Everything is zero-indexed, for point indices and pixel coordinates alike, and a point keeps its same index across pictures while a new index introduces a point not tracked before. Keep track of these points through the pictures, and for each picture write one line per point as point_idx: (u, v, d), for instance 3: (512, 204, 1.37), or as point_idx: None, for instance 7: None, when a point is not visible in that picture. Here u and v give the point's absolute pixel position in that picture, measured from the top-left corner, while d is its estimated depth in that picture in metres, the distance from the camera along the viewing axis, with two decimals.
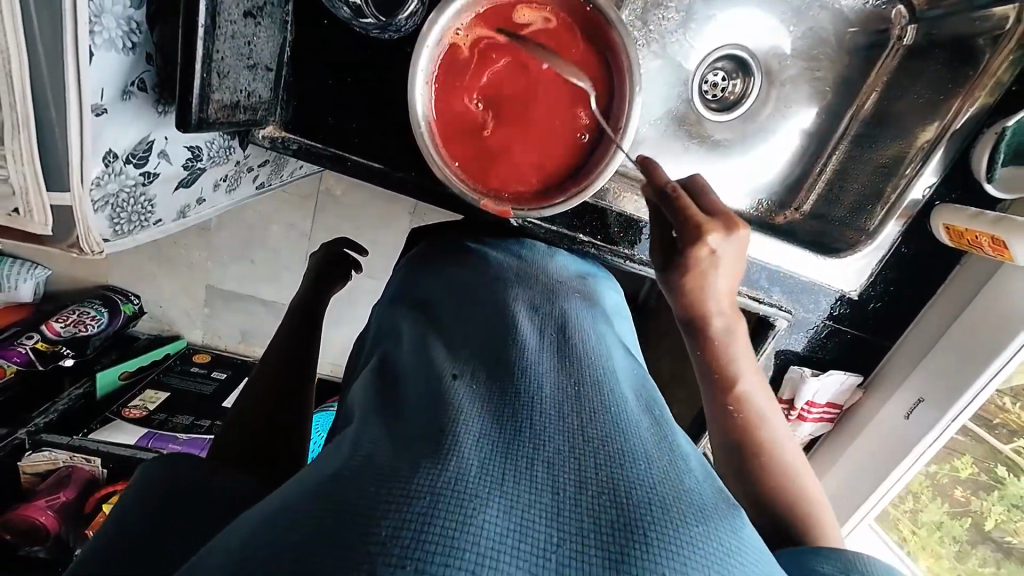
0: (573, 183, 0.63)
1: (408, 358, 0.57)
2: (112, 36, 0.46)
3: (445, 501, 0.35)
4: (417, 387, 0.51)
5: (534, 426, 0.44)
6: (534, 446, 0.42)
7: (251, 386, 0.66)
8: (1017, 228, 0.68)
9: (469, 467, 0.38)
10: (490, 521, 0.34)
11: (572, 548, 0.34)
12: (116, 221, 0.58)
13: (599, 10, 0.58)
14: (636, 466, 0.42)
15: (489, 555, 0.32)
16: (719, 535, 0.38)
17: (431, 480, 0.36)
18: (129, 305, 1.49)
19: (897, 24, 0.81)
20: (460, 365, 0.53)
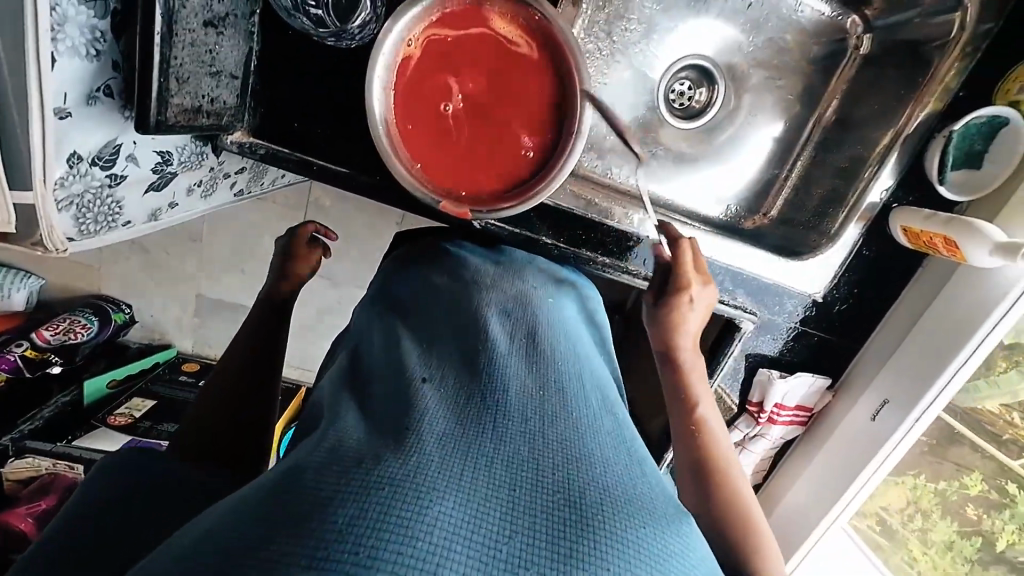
0: (529, 185, 0.64)
1: (379, 358, 0.57)
2: (76, 43, 0.49)
3: (403, 493, 0.36)
4: (385, 387, 0.52)
5: (497, 425, 0.45)
6: (495, 444, 0.43)
7: (213, 385, 0.67)
8: (969, 228, 0.69)
9: (429, 461, 0.39)
10: (445, 513, 0.35)
11: (524, 542, 0.35)
12: (82, 221, 0.60)
13: (548, 17, 0.60)
14: (593, 468, 0.43)
15: (441, 545, 0.33)
16: (664, 538, 0.39)
17: (390, 473, 0.37)
18: (120, 314, 1.49)
19: (852, 33, 0.83)
20: (428, 366, 0.53)
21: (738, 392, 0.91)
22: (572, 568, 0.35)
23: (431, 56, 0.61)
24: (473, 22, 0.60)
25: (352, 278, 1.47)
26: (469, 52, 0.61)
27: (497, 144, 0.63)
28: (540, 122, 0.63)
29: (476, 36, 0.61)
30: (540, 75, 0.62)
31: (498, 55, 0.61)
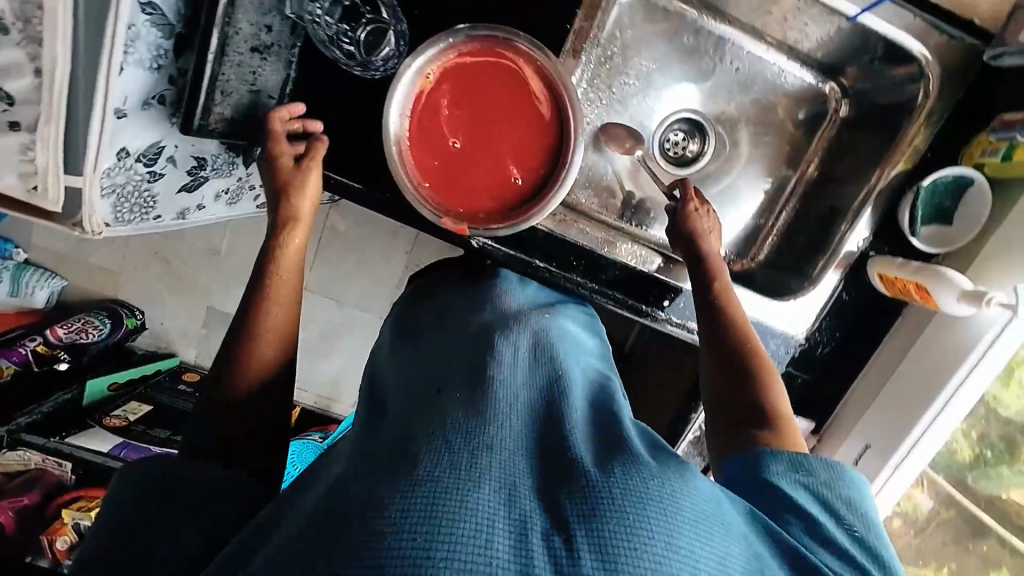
0: (524, 209, 0.70)
1: (399, 385, 0.61)
2: (142, 57, 0.58)
3: (443, 486, 0.40)
4: (403, 403, 0.56)
5: (512, 423, 0.50)
6: (514, 440, 0.48)
7: (203, 409, 0.57)
8: (938, 277, 0.73)
9: (459, 456, 0.44)
10: (483, 499, 0.40)
11: (554, 515, 0.41)
12: (119, 209, 0.67)
13: (552, 64, 0.67)
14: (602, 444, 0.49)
15: (486, 527, 0.38)
16: (674, 487, 0.44)
17: (427, 470, 0.42)
18: (132, 319, 1.55)
19: (832, 98, 0.91)
20: (442, 382, 0.57)
21: None
22: (599, 523, 0.40)
23: (445, 90, 0.68)
24: (483, 63, 0.68)
25: (359, 300, 1.53)
26: (479, 88, 0.68)
27: (498, 169, 0.68)
28: (537, 153, 0.69)
29: (486, 73, 0.68)
30: (541, 113, 0.69)
31: (507, 92, 0.68)
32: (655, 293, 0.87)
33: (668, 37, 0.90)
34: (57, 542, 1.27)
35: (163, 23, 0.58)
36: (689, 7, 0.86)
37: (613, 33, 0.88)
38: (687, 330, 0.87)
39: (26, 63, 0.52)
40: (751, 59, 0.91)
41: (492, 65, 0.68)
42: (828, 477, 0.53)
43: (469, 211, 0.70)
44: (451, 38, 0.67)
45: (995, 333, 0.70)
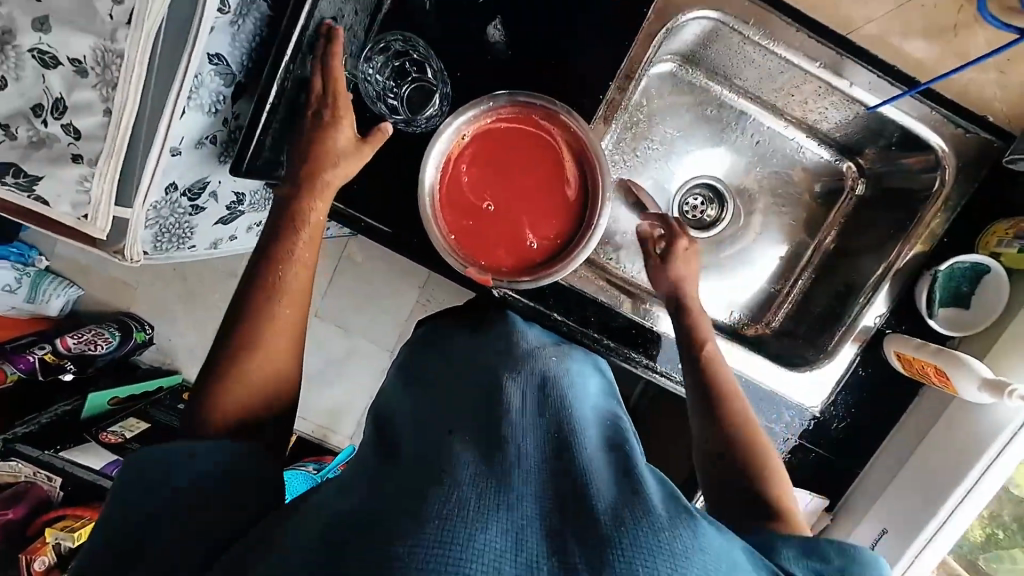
0: (549, 263, 0.72)
1: (406, 420, 0.61)
2: (203, 102, 0.62)
3: (453, 522, 0.41)
4: (414, 439, 0.56)
5: (520, 464, 0.50)
6: (523, 483, 0.48)
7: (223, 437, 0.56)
8: (957, 362, 0.73)
9: (468, 496, 0.45)
10: (491, 539, 0.41)
11: (560, 561, 0.41)
12: (159, 239, 0.69)
13: (582, 134, 0.70)
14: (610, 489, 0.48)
15: (492, 567, 0.39)
16: (681, 538, 0.43)
17: (437, 510, 0.42)
18: (141, 334, 1.55)
19: (849, 177, 0.94)
20: (453, 423, 0.57)
21: None
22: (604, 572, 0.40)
23: (479, 150, 0.71)
24: (518, 124, 0.71)
25: (369, 332, 1.54)
26: (512, 146, 0.71)
27: (526, 225, 0.71)
28: (563, 211, 0.72)
29: (520, 134, 0.71)
30: (569, 178, 0.71)
31: (538, 151, 0.71)
32: (667, 356, 0.87)
33: (691, 109, 0.95)
34: (34, 562, 1.21)
35: (226, 73, 0.63)
36: (713, 83, 0.92)
37: (640, 101, 0.93)
38: None
39: (98, 102, 0.55)
40: (772, 133, 0.95)
41: (525, 127, 0.71)
42: (841, 562, 0.50)
43: (495, 263, 0.72)
44: (490, 102, 0.70)
45: (1018, 426, 0.70)
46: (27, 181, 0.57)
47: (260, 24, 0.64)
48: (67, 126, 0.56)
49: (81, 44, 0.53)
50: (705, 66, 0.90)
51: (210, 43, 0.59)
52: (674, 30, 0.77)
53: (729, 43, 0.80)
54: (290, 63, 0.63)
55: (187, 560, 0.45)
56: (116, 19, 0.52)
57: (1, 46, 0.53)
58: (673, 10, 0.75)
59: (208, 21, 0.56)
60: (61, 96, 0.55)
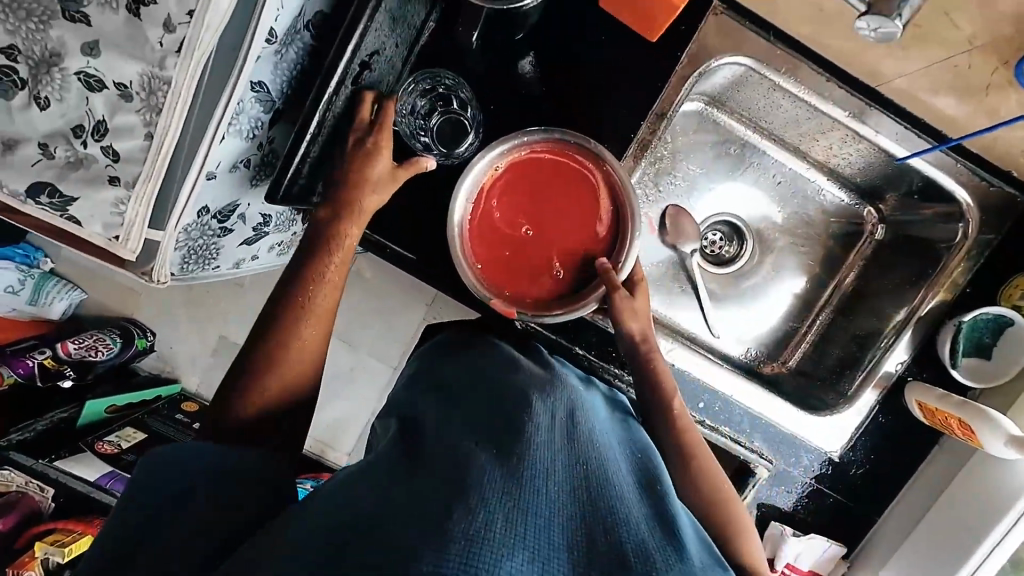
0: (574, 297, 0.71)
1: (432, 420, 0.60)
2: (242, 128, 0.62)
3: (479, 545, 0.40)
4: (437, 447, 0.53)
5: (548, 490, 0.48)
6: (550, 509, 0.46)
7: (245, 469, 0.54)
8: (982, 416, 0.72)
9: (495, 519, 0.43)
10: (516, 567, 0.40)
11: None
12: (186, 260, 0.70)
13: (615, 171, 0.69)
14: (639, 533, 0.47)
15: None
16: None
17: (463, 527, 0.41)
18: (142, 340, 1.48)
19: (868, 221, 0.95)
20: (477, 434, 0.55)
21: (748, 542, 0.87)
22: None
23: (511, 183, 0.70)
24: (550, 158, 0.71)
25: (376, 349, 1.52)
26: (543, 180, 0.70)
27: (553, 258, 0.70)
28: (591, 246, 0.71)
29: (551, 167, 0.70)
30: (601, 216, 0.71)
31: (569, 185, 0.70)
32: (687, 395, 0.86)
33: (715, 145, 0.95)
34: None
35: (266, 101, 0.63)
36: (737, 122, 0.93)
37: (665, 138, 0.94)
38: (719, 435, 0.84)
39: (141, 127, 0.55)
40: (794, 174, 0.96)
41: (557, 161, 0.70)
42: None
43: (520, 295, 0.71)
44: (525, 136, 0.70)
45: None
46: (60, 202, 0.57)
47: (303, 53, 0.64)
48: (106, 148, 0.56)
49: (129, 69, 0.53)
50: (731, 107, 0.91)
51: (255, 71, 0.59)
52: (707, 73, 0.78)
53: (759, 88, 0.81)
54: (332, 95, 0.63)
55: (187, 560, 0.46)
56: (166, 47, 0.52)
57: (48, 69, 0.53)
58: (706, 54, 0.76)
59: (255, 51, 0.56)
60: (103, 118, 0.55)
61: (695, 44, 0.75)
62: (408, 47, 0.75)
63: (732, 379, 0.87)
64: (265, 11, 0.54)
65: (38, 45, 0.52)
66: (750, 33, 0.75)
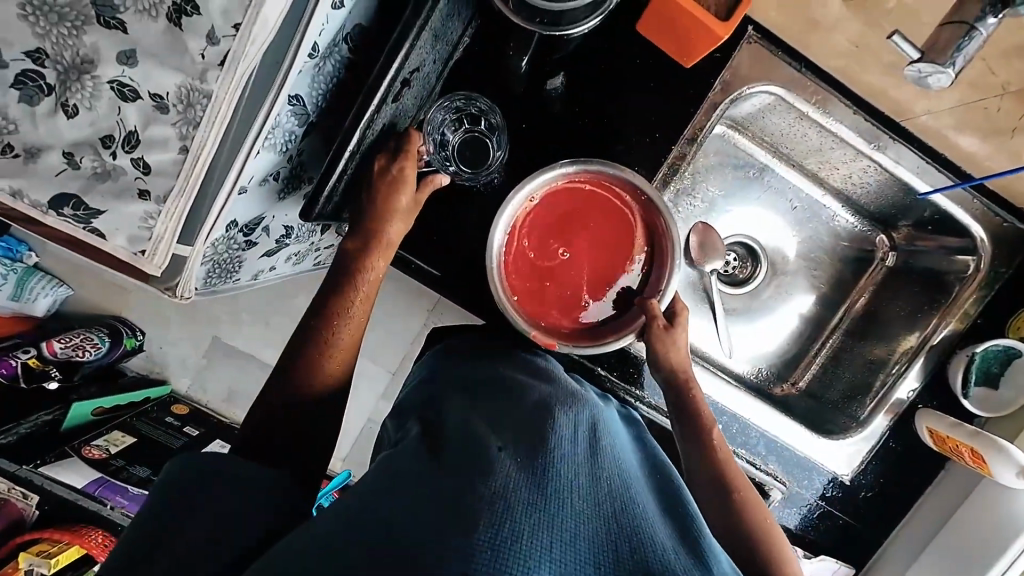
0: (616, 327, 0.71)
1: (453, 418, 0.58)
2: (278, 142, 0.60)
3: (505, 555, 0.40)
4: (460, 451, 0.52)
5: (573, 503, 0.48)
6: (575, 523, 0.46)
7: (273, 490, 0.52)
8: (994, 446, 0.75)
9: (522, 529, 0.43)
10: None
11: None
12: (210, 274, 0.69)
13: (654, 203, 0.68)
14: (663, 553, 0.47)
15: None
16: None
17: (489, 537, 0.41)
18: (131, 340, 1.37)
19: (880, 248, 0.96)
20: (501, 437, 0.54)
21: None
22: None
23: (547, 214, 0.69)
24: (587, 190, 0.69)
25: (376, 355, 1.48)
26: (582, 211, 0.69)
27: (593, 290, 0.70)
28: (630, 278, 0.71)
29: (590, 198, 0.69)
30: (637, 250, 0.70)
31: (607, 217, 0.69)
32: None
33: (732, 167, 0.95)
34: None
35: (302, 114, 0.62)
36: (757, 147, 0.93)
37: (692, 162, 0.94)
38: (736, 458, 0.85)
39: (175, 140, 0.53)
40: (810, 200, 0.97)
41: (594, 193, 0.69)
42: None
43: (559, 327, 0.71)
44: (562, 167, 0.68)
45: None
46: (85, 214, 0.55)
47: (341, 67, 0.64)
48: (136, 159, 0.53)
49: (167, 80, 0.51)
50: (753, 131, 0.91)
51: (295, 84, 0.58)
52: (739, 99, 0.79)
53: (786, 116, 0.82)
54: (374, 113, 0.62)
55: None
56: (208, 59, 0.50)
57: (79, 75, 0.50)
58: (739, 82, 0.77)
59: (297, 66, 0.55)
60: (135, 129, 0.53)
61: (728, 72, 0.77)
62: (442, 62, 0.75)
63: (749, 403, 0.88)
64: (310, 27, 0.53)
65: (68, 50, 0.49)
66: (781, 63, 0.77)
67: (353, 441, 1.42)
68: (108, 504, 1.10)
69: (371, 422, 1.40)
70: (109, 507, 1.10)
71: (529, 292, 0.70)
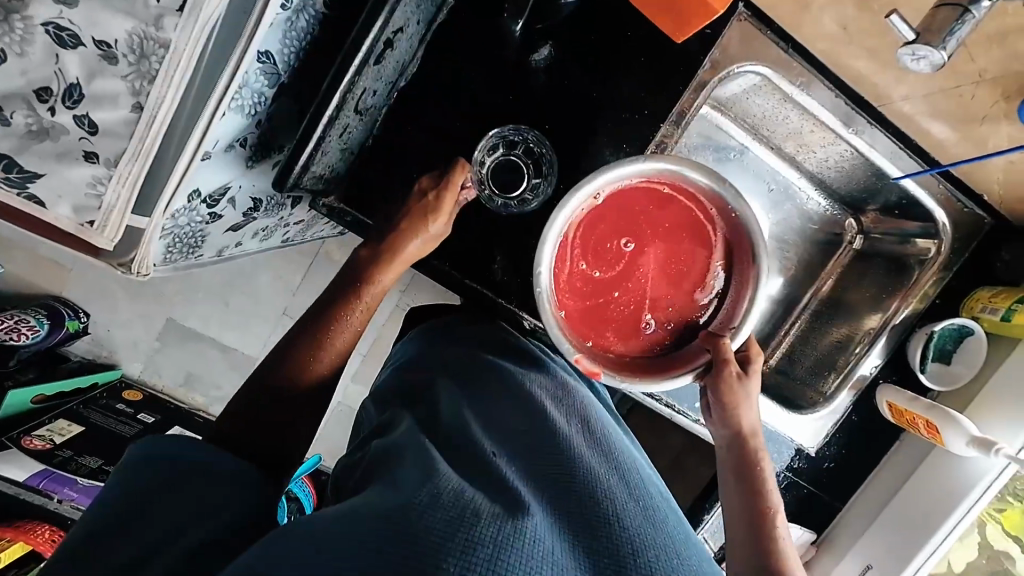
0: (676, 360, 0.65)
1: (448, 413, 0.58)
2: (245, 103, 0.57)
3: (508, 553, 0.40)
4: (456, 456, 0.52)
5: (574, 503, 0.48)
6: (574, 525, 0.46)
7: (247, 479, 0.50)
8: (947, 417, 0.80)
9: (525, 529, 0.42)
10: None
11: None
12: (170, 250, 0.67)
13: (746, 222, 0.61)
14: (664, 551, 0.46)
15: None
16: None
17: (491, 533, 0.41)
18: (74, 323, 1.25)
19: (848, 232, 0.99)
20: (494, 439, 0.54)
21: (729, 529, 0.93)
22: None
23: (611, 217, 0.63)
24: (662, 195, 0.63)
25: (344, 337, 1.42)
26: (651, 218, 0.63)
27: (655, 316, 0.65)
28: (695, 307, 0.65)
29: (662, 204, 0.63)
30: (710, 271, 0.64)
31: (682, 231, 0.63)
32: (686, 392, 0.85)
33: (715, 149, 0.95)
34: None
35: (271, 73, 0.58)
36: (737, 130, 0.93)
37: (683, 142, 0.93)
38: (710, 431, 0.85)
39: (127, 96, 0.47)
40: (785, 181, 0.98)
41: (670, 201, 0.63)
42: None
43: (608, 353, 0.65)
44: (641, 163, 0.60)
45: (994, 477, 0.78)
46: (20, 178, 0.48)
47: (313, 23, 0.60)
48: (80, 117, 0.47)
49: (115, 25, 0.44)
50: (734, 113, 0.91)
51: (265, 40, 0.53)
52: (727, 78, 0.79)
53: (770, 98, 0.83)
54: (354, 76, 0.59)
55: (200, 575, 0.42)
56: (163, 4, 0.44)
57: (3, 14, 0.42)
58: (729, 61, 0.77)
59: (268, 18, 0.50)
60: (77, 81, 0.46)
61: (718, 50, 0.76)
62: (424, 25, 0.75)
63: None
64: None
65: None
66: (770, 42, 0.77)
67: (326, 425, 1.37)
68: (54, 498, 1.03)
69: (341, 404, 1.35)
70: (55, 501, 1.03)
71: (582, 307, 0.64)
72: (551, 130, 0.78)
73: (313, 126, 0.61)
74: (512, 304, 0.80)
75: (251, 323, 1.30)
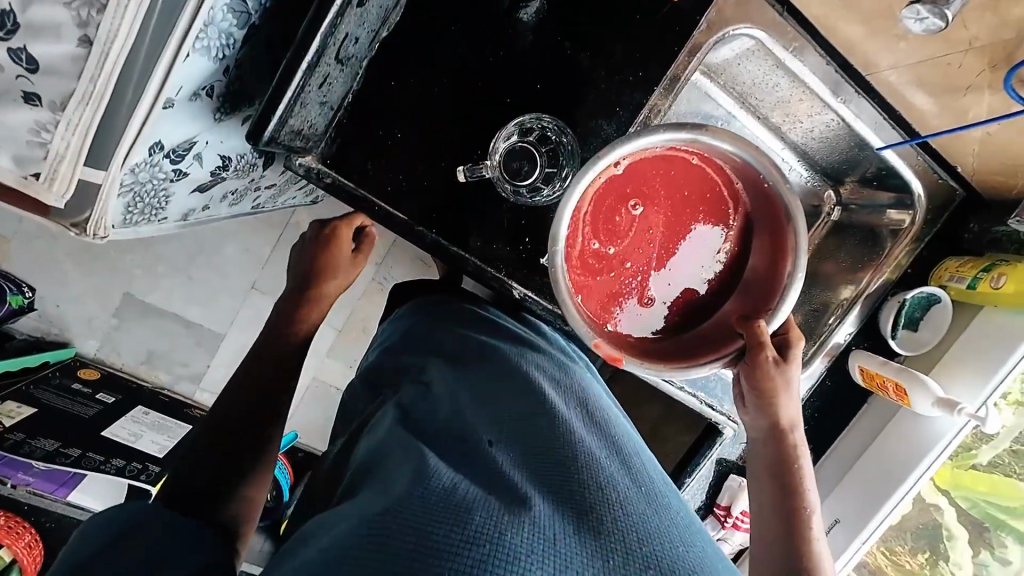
0: (710, 344, 0.61)
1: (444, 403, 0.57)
2: (212, 45, 0.52)
3: (507, 547, 0.38)
4: (448, 448, 0.52)
5: (578, 493, 0.47)
6: (579, 513, 0.45)
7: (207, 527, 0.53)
8: (914, 380, 0.85)
9: (524, 522, 0.41)
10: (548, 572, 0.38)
11: None
12: (129, 210, 0.61)
13: (781, 193, 0.55)
14: (669, 538, 0.45)
15: None
16: None
17: (486, 529, 0.40)
18: (18, 298, 1.15)
19: (827, 204, 0.97)
20: (491, 428, 0.53)
21: (708, 492, 0.95)
22: None
23: (632, 186, 0.58)
24: (688, 164, 0.58)
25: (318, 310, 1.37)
26: (676, 190, 0.58)
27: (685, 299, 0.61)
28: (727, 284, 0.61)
29: (687, 173, 0.58)
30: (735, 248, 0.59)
31: (710, 203, 0.58)
32: None
33: (701, 116, 0.89)
34: None
35: (240, 12, 0.54)
36: (721, 98, 0.88)
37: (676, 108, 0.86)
38: (693, 398, 0.86)
39: (72, 27, 0.43)
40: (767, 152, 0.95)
41: (696, 171, 0.58)
42: None
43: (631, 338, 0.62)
44: (665, 132, 0.56)
45: (953, 436, 0.82)
46: None
47: None
48: (15, 50, 0.43)
49: None
50: (723, 79, 0.86)
51: None
52: (722, 41, 0.76)
53: (761, 64, 0.82)
54: (334, 20, 0.56)
55: None
56: None
57: None
58: (724, 23, 0.74)
59: None
60: (10, 8, 0.42)
61: (713, 12, 0.74)
62: None
63: None
64: None
65: None
66: (762, 4, 0.75)
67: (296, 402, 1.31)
68: (7, 484, 0.94)
69: (317, 381, 1.29)
70: (10, 486, 0.94)
71: (600, 286, 0.61)
72: (540, 90, 0.75)
73: (292, 75, 0.57)
74: (501, 272, 0.77)
75: (218, 298, 1.23)
